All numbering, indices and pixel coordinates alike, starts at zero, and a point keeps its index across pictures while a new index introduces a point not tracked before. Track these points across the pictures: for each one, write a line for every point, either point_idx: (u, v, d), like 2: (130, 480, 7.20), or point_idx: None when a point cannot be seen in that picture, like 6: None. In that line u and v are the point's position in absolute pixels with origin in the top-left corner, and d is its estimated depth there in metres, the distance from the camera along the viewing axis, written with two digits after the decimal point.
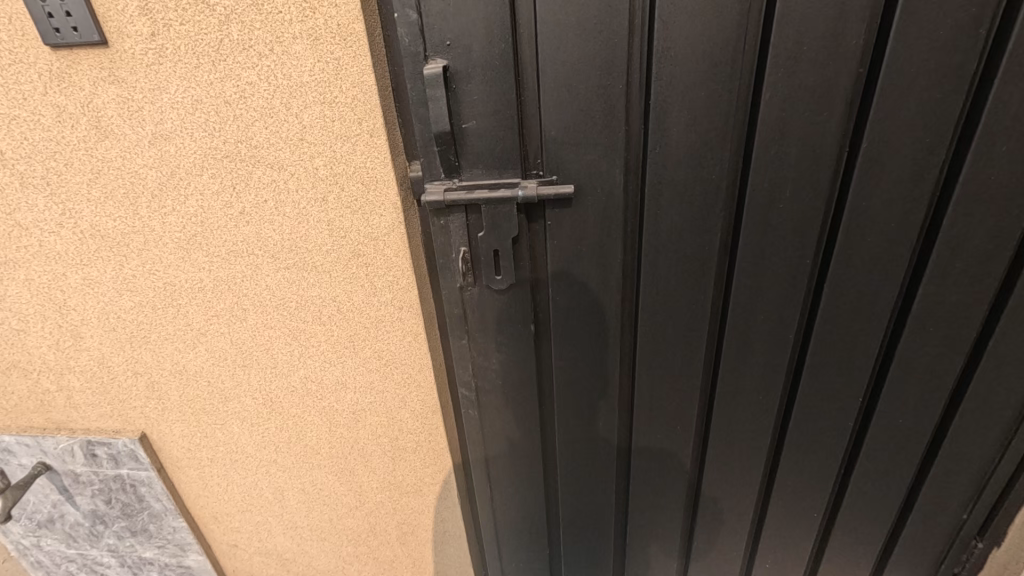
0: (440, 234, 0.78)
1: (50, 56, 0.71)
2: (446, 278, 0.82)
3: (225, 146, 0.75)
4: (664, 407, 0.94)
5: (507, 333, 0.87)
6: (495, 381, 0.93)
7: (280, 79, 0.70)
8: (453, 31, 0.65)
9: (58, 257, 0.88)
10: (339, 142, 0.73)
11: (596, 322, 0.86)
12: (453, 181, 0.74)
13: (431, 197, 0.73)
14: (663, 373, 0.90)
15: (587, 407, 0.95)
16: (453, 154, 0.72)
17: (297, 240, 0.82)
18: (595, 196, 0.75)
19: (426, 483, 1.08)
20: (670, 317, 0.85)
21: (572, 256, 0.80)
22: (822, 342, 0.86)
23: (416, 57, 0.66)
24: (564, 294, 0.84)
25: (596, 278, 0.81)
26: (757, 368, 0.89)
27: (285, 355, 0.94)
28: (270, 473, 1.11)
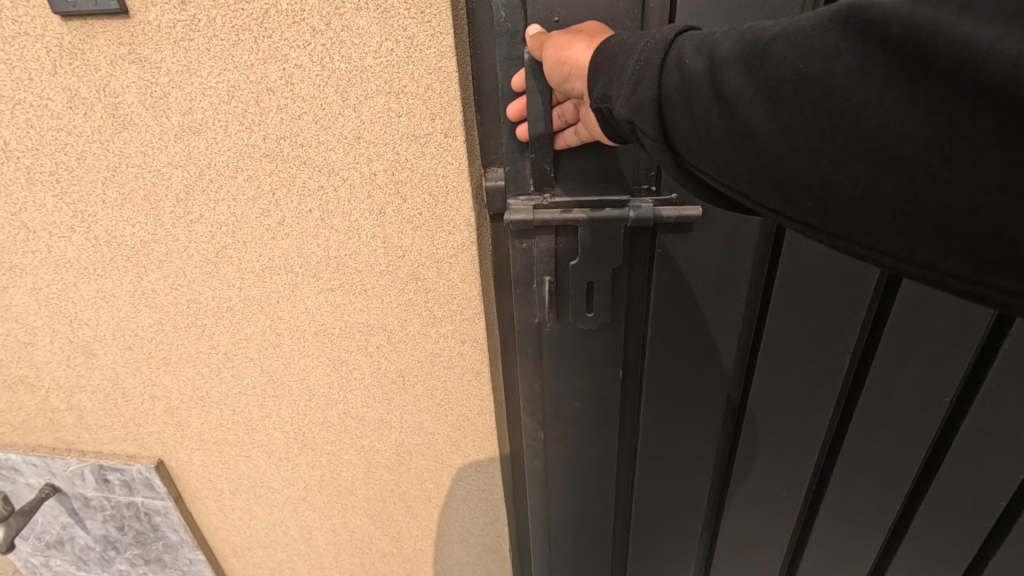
0: (520, 261, 0.62)
1: (61, 27, 0.58)
2: (521, 313, 0.67)
3: (265, 143, 0.61)
4: (768, 468, 0.79)
5: (589, 379, 0.72)
6: (567, 434, 0.77)
7: (336, 61, 0.55)
8: (565, 4, 0.50)
9: (69, 265, 0.76)
10: (404, 143, 0.59)
11: (700, 368, 0.70)
12: (543, 198, 0.59)
13: (516, 215, 0.58)
14: (777, 430, 0.75)
15: (676, 464, 0.80)
16: (549, 164, 0.57)
17: (346, 259, 0.68)
18: (724, 221, 0.60)
19: (473, 533, 0.95)
20: (793, 367, 0.69)
21: (686, 290, 0.64)
22: (987, 410, 0.68)
23: (514, 38, 0.51)
24: (667, 335, 0.68)
25: (709, 317, 0.66)
26: (899, 433, 0.72)
27: (323, 387, 0.81)
28: (297, 511, 0.99)
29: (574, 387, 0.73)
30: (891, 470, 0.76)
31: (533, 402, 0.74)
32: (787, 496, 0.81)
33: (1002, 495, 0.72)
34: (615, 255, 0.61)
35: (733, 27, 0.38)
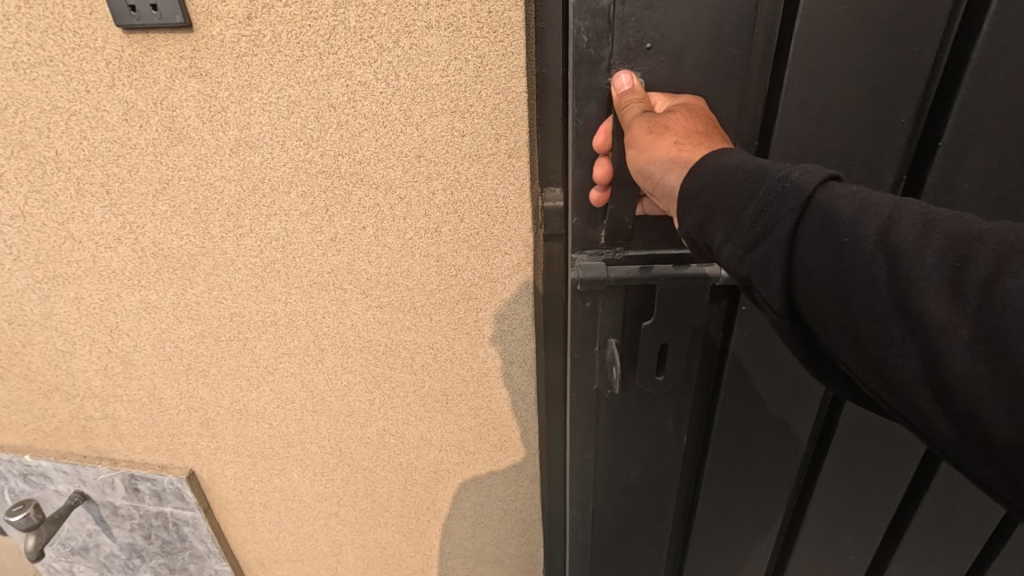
0: (585, 320, 0.60)
1: (122, 40, 0.57)
2: (583, 377, 0.64)
3: (322, 159, 0.60)
4: (824, 538, 0.78)
5: (653, 440, 0.71)
6: (625, 492, 0.76)
7: (403, 79, 0.54)
8: (659, 29, 0.47)
9: (114, 275, 0.75)
10: (465, 162, 0.58)
11: (766, 437, 0.70)
12: (618, 251, 0.57)
13: (589, 272, 0.56)
14: (845, 499, 0.74)
15: (736, 522, 0.79)
16: (629, 217, 0.54)
17: (397, 277, 0.67)
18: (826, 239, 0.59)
19: (508, 553, 0.93)
20: (862, 445, 0.69)
21: (765, 360, 0.64)
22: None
23: (595, 65, 0.48)
24: (740, 401, 0.67)
25: (781, 388, 0.66)
26: (972, 508, 0.72)
27: (364, 403, 0.79)
28: (328, 525, 0.97)
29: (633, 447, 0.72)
30: (956, 547, 0.75)
31: (588, 464, 0.72)
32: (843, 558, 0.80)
33: None
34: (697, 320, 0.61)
35: (870, 194, 0.38)
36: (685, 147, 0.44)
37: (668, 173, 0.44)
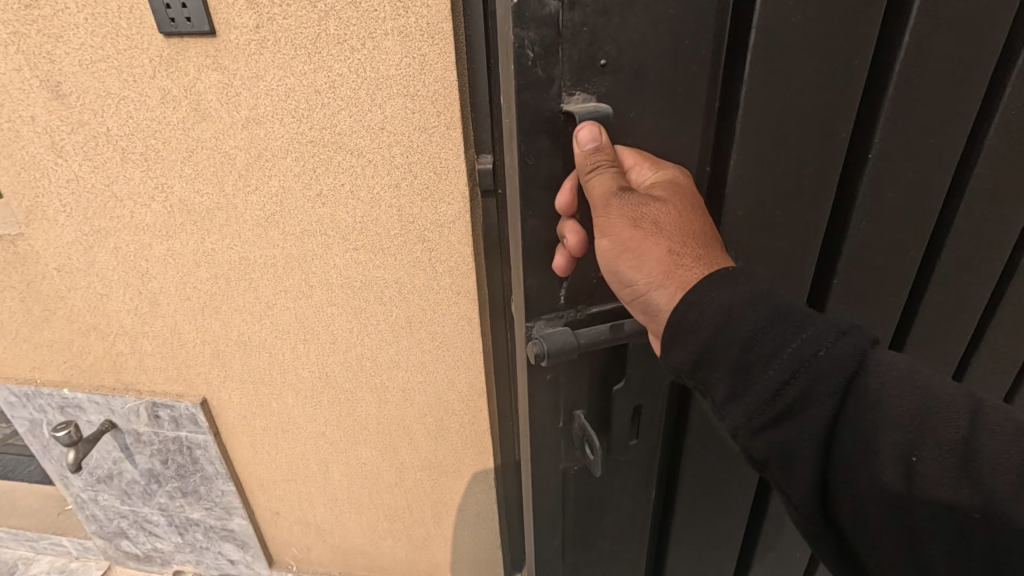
0: (549, 391, 0.62)
1: (163, 43, 0.78)
2: (555, 443, 0.67)
3: (311, 132, 0.81)
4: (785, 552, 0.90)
5: (631, 491, 0.75)
6: (605, 542, 0.79)
7: (369, 72, 0.75)
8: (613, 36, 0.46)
9: (147, 228, 0.95)
10: (416, 132, 0.79)
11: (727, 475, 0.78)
12: (575, 312, 0.58)
13: (561, 335, 0.55)
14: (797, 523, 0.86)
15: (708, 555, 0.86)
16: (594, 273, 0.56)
17: (368, 224, 0.87)
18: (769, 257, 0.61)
19: (465, 464, 1.13)
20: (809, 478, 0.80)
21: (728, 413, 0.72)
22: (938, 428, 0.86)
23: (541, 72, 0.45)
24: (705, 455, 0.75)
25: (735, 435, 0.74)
26: None
27: (345, 332, 1.00)
28: (317, 445, 1.17)
29: (611, 501, 0.76)
30: None
31: (564, 521, 0.74)
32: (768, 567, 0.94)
33: None
34: (664, 381, 0.67)
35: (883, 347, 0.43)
36: (679, 263, 0.47)
37: (657, 285, 0.48)
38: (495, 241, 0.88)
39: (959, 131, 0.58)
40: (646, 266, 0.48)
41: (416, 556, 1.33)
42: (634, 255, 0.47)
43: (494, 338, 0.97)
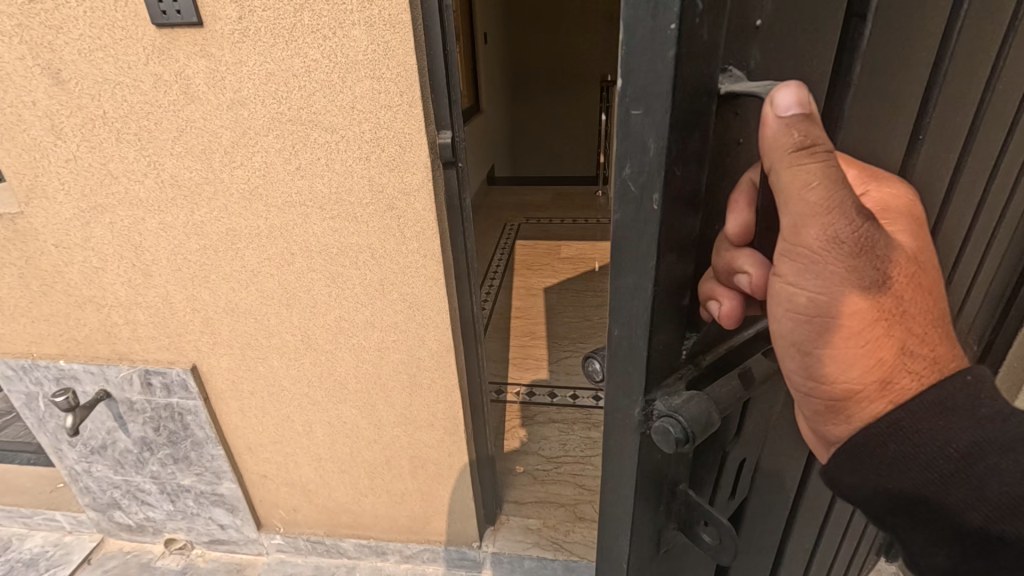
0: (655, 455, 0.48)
1: (156, 33, 0.88)
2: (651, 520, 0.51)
3: (290, 112, 0.92)
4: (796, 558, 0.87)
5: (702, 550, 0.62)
6: None
7: (340, 58, 0.87)
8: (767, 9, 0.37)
9: (141, 203, 1.05)
10: (383, 111, 0.90)
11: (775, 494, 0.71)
12: (694, 367, 0.47)
13: (696, 400, 0.43)
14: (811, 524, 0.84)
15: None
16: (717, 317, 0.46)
17: (343, 194, 0.98)
18: None
19: (437, 418, 1.25)
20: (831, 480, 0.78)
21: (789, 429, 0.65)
22: None
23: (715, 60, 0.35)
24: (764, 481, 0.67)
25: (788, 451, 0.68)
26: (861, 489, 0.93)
27: (325, 295, 1.10)
28: (301, 406, 1.27)
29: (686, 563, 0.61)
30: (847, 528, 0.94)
31: None
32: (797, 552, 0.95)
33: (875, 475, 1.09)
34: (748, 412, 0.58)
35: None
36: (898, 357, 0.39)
37: (853, 373, 0.40)
38: (459, 213, 1.06)
39: (969, 98, 0.60)
40: (846, 351, 0.40)
41: (394, 512, 1.44)
42: (837, 327, 0.39)
43: (458, 287, 1.13)
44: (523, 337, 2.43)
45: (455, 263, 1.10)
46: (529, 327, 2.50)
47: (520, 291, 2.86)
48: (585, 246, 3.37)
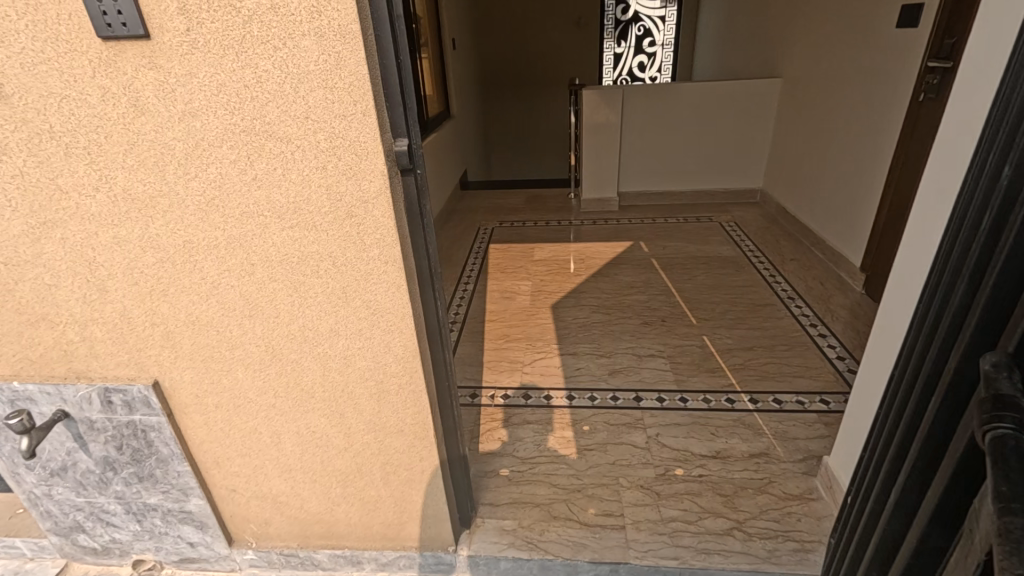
0: None
1: (101, 46, 0.87)
2: None
3: (244, 122, 0.92)
4: None
5: None
6: None
7: (291, 68, 0.87)
8: None
9: (94, 217, 1.03)
10: (338, 120, 0.91)
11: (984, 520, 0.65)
12: None
13: None
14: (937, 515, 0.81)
15: None
16: None
17: (301, 203, 0.99)
18: None
19: (407, 423, 1.25)
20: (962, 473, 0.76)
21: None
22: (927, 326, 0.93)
23: None
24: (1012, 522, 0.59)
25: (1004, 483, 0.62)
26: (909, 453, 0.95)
27: (287, 305, 1.10)
28: (269, 417, 1.26)
29: None
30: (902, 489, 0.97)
31: None
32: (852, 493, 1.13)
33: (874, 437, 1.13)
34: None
35: None
36: None
37: None
38: (422, 224, 1.08)
39: None
40: None
41: (369, 519, 1.43)
42: None
43: (420, 290, 1.13)
44: (498, 340, 2.44)
45: (417, 270, 1.12)
46: (503, 330, 2.51)
47: (494, 294, 2.87)
48: (558, 248, 3.41)
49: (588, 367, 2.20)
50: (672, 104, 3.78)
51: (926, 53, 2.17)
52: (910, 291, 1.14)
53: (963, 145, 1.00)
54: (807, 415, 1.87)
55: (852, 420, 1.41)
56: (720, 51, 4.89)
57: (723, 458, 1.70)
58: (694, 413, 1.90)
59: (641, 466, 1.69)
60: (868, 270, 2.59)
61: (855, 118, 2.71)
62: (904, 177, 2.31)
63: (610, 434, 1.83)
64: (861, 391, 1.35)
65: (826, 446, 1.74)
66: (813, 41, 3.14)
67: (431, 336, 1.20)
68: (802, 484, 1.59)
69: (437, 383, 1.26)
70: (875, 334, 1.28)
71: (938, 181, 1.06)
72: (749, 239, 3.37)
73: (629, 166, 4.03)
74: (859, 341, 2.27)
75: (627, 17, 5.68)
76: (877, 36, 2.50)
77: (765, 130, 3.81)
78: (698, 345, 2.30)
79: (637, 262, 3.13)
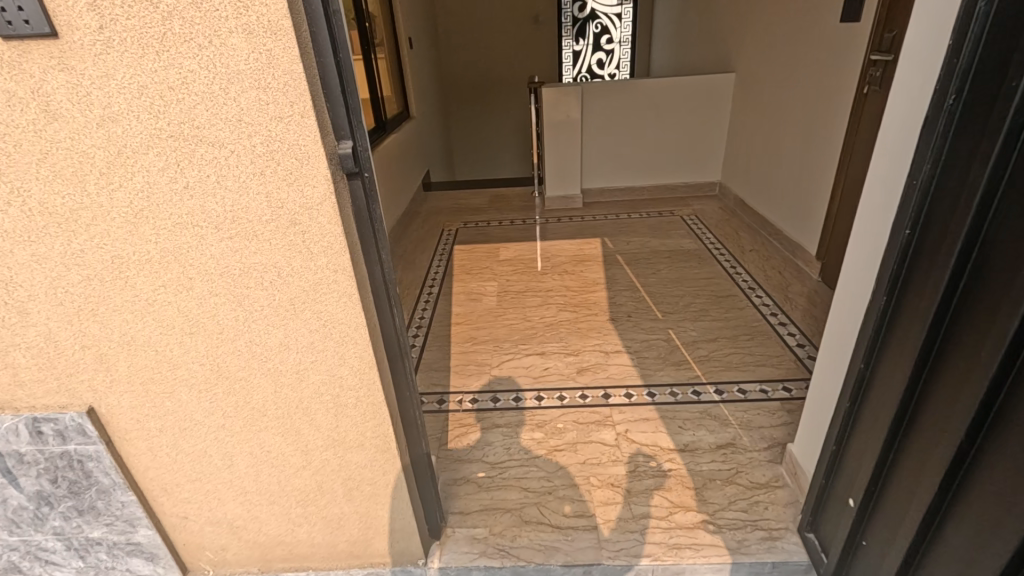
0: None
1: (2, 45, 0.79)
2: None
3: (169, 127, 0.85)
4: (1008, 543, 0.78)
5: None
6: None
7: (219, 68, 0.81)
8: None
9: (6, 234, 0.94)
10: (273, 122, 0.86)
11: None
12: None
13: None
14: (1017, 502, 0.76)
15: None
16: None
17: (239, 212, 0.93)
18: None
19: (367, 437, 1.20)
20: None
21: None
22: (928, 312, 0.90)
23: None
24: None
25: None
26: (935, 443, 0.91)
27: (231, 320, 1.04)
28: (219, 439, 1.19)
29: None
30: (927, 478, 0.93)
31: None
32: (870, 491, 1.10)
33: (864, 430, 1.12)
34: None
35: None
36: None
37: None
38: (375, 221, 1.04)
39: None
40: None
41: (333, 538, 1.37)
42: None
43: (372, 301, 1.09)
44: (464, 343, 2.40)
45: (368, 275, 1.07)
46: (469, 333, 2.48)
47: (459, 296, 2.82)
48: (523, 247, 3.38)
49: (556, 366, 2.19)
50: (630, 99, 3.81)
51: (868, 47, 2.24)
52: (865, 277, 1.15)
53: (910, 130, 1.00)
54: (770, 404, 1.91)
55: (814, 406, 1.43)
56: (676, 47, 4.97)
57: (691, 451, 1.72)
58: (662, 407, 1.91)
59: (612, 465, 1.68)
60: (823, 258, 2.67)
61: (805, 110, 2.79)
62: (853, 168, 2.39)
63: (580, 433, 1.82)
64: (822, 374, 1.37)
65: (790, 433, 1.77)
66: (763, 36, 3.22)
67: (389, 349, 1.16)
68: (767, 473, 1.62)
69: (397, 394, 1.22)
70: (834, 317, 1.29)
71: (886, 167, 1.07)
72: (710, 231, 3.43)
73: (591, 163, 4.04)
74: (818, 327, 2.34)
75: (585, 15, 5.84)
76: (823, 30, 2.57)
77: (720, 124, 3.89)
78: (664, 339, 2.31)
79: (602, 258, 3.14)
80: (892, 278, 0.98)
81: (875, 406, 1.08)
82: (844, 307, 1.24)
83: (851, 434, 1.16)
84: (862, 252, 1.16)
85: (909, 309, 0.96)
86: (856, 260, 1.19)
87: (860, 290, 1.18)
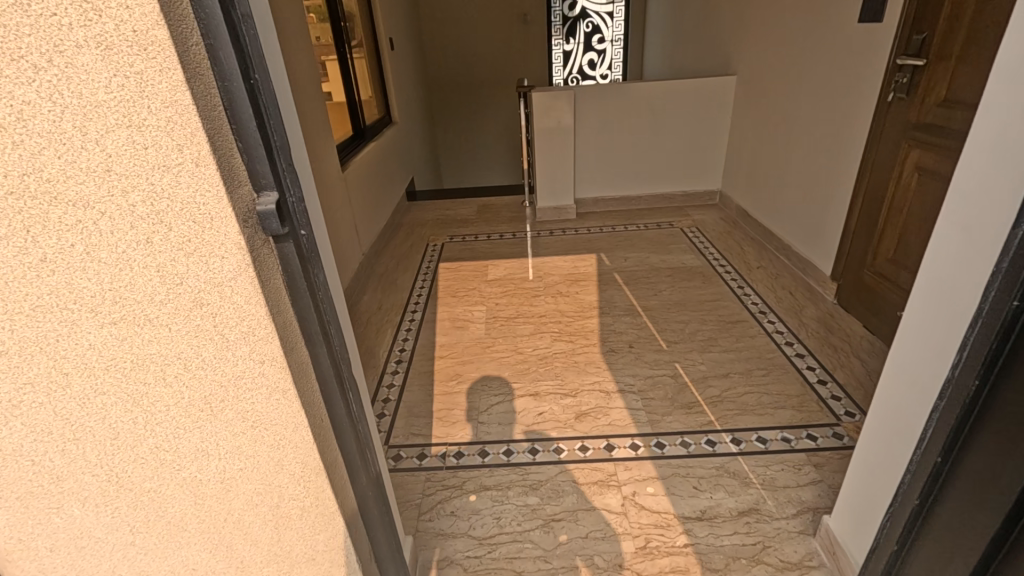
0: None
1: None
2: None
3: (7, 180, 0.54)
4: None
5: None
6: None
7: (69, 98, 0.54)
8: None
9: None
10: (156, 173, 0.60)
11: None
12: None
13: None
14: None
15: None
16: None
17: (121, 291, 0.64)
18: None
19: (319, 551, 1.00)
20: None
21: None
22: None
23: None
24: None
25: None
26: None
27: (128, 425, 0.72)
28: (130, 557, 0.82)
29: None
30: None
31: None
32: None
33: (948, 529, 0.91)
34: None
35: None
36: None
37: None
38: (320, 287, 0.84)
39: None
40: None
41: None
42: None
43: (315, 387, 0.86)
44: (449, 382, 2.15)
45: (309, 357, 0.85)
46: (454, 369, 2.23)
47: (444, 324, 2.57)
48: (513, 264, 3.15)
49: (551, 411, 1.95)
50: (626, 104, 3.58)
51: (893, 51, 2.03)
52: (933, 342, 0.94)
53: (1004, 170, 0.78)
54: (794, 456, 1.68)
55: (852, 478, 1.21)
56: (671, 48, 4.74)
57: (709, 520, 1.49)
58: (673, 462, 1.69)
59: (617, 539, 1.46)
60: (840, 279, 2.46)
61: (817, 118, 2.58)
62: (875, 182, 2.18)
63: (580, 497, 1.59)
64: (863, 442, 1.16)
65: (819, 494, 1.55)
66: (767, 37, 3.01)
67: (339, 433, 0.95)
68: (800, 549, 1.40)
69: (350, 478, 1.02)
70: (882, 386, 1.09)
71: (968, 211, 0.86)
72: (713, 245, 3.21)
73: (585, 172, 3.81)
74: (838, 358, 2.12)
75: (574, 13, 5.62)
76: (837, 32, 2.36)
77: (720, 130, 3.68)
78: (671, 376, 2.08)
79: (599, 278, 2.90)
80: (1001, 358, 0.77)
81: (964, 509, 0.87)
82: (899, 369, 1.04)
83: (925, 536, 0.96)
84: (925, 317, 0.96)
85: (1018, 407, 0.75)
86: (916, 324, 0.98)
87: (925, 356, 0.97)
